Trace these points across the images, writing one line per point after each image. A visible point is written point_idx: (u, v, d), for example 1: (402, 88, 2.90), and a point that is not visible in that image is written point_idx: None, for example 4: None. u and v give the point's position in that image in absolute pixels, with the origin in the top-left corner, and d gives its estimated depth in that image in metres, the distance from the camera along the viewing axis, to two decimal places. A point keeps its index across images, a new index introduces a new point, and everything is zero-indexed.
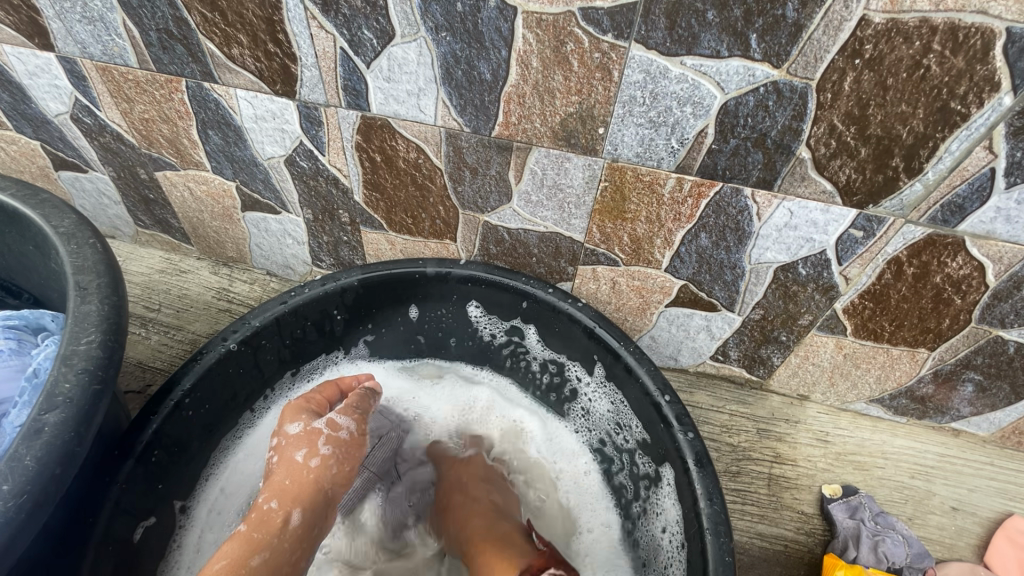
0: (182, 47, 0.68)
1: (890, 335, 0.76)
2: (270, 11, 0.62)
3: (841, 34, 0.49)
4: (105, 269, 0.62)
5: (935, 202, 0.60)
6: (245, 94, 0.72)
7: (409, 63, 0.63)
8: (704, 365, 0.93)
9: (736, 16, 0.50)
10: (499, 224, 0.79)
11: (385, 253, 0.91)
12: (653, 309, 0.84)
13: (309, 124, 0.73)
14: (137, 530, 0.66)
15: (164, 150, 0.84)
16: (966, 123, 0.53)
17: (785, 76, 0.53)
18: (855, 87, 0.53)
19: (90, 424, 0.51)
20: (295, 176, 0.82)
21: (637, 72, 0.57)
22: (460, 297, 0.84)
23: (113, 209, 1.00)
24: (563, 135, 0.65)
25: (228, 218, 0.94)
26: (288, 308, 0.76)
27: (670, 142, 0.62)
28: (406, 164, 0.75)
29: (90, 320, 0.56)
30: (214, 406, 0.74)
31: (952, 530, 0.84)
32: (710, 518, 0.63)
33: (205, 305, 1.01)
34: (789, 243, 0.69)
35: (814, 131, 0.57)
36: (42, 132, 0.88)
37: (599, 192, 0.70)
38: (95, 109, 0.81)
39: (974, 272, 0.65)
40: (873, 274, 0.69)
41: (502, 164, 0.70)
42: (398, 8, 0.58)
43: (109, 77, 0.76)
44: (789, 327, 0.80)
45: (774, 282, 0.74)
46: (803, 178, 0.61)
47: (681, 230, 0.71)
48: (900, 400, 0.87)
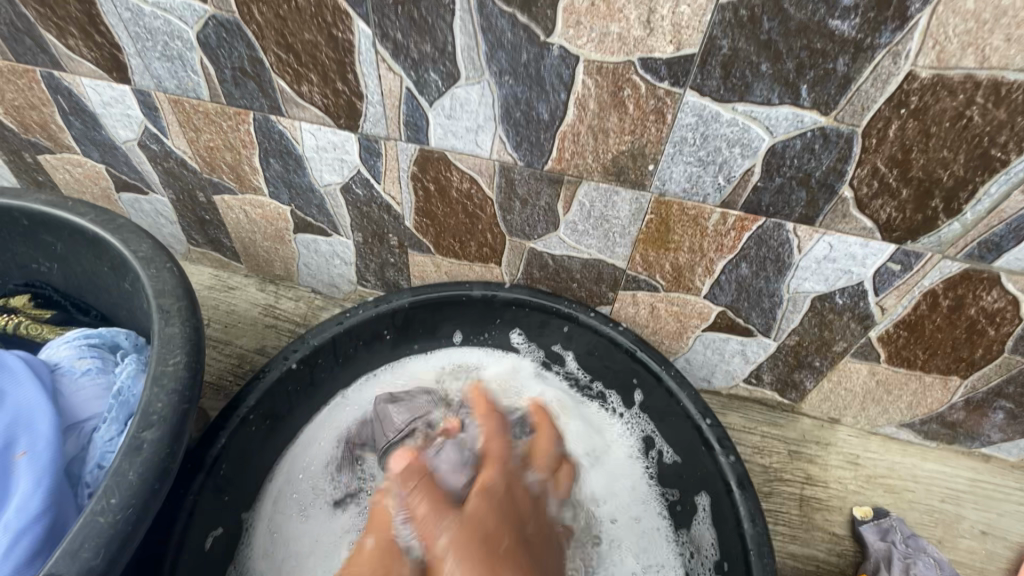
0: (254, 84, 0.73)
1: (923, 363, 0.79)
2: (342, 54, 0.66)
3: (888, 86, 0.53)
4: (183, 292, 0.66)
5: (973, 240, 0.62)
6: (309, 127, 0.76)
7: (470, 103, 0.67)
8: (737, 387, 0.95)
9: (788, 69, 0.54)
10: (544, 250, 0.83)
11: (429, 275, 0.95)
12: (689, 333, 0.87)
13: (368, 155, 0.77)
14: (207, 540, 0.70)
15: (224, 175, 0.89)
16: (1005, 169, 0.56)
17: (832, 123, 0.57)
18: (900, 134, 0.56)
19: (181, 440, 0.55)
20: (349, 202, 0.86)
21: (690, 116, 0.60)
22: (504, 320, 0.88)
23: (168, 228, 1.05)
24: (613, 170, 0.68)
25: (279, 239, 0.98)
26: (343, 328, 0.80)
27: (717, 179, 0.65)
28: (458, 194, 0.79)
29: (176, 342, 0.61)
30: (273, 421, 0.78)
31: (982, 554, 0.86)
32: (755, 539, 0.65)
33: (253, 321, 1.05)
34: (828, 274, 0.72)
35: (858, 172, 0.60)
36: (108, 156, 0.93)
37: (644, 224, 0.73)
38: (163, 137, 0.86)
39: (1009, 305, 0.68)
40: (909, 305, 0.72)
41: (552, 196, 0.74)
42: (465, 53, 0.62)
43: (180, 108, 0.80)
44: (823, 353, 0.83)
45: (811, 310, 0.77)
46: (845, 215, 0.64)
47: (722, 260, 0.74)
48: (931, 425, 0.89)
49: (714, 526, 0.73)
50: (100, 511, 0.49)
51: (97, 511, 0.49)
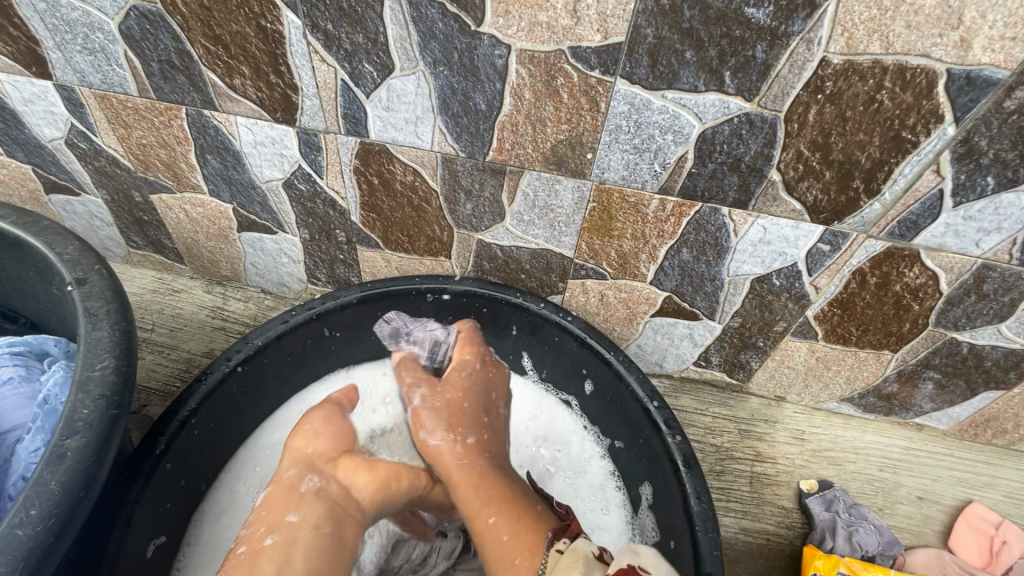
0: (184, 77, 0.71)
1: (857, 339, 0.82)
2: (272, 45, 0.65)
3: (804, 72, 0.55)
4: (113, 294, 0.63)
5: (893, 219, 0.66)
6: (245, 121, 0.75)
7: (407, 94, 0.66)
8: (688, 370, 0.98)
9: (711, 56, 0.55)
10: (492, 241, 0.83)
11: (381, 270, 0.94)
12: (639, 319, 0.89)
13: (308, 149, 0.76)
14: (148, 547, 0.68)
15: (160, 174, 0.86)
16: (916, 150, 0.59)
17: (756, 109, 0.59)
18: (818, 119, 0.58)
19: (108, 447, 0.53)
20: (292, 198, 0.84)
21: (622, 104, 0.61)
22: (455, 312, 0.88)
23: (105, 230, 1.00)
24: (553, 159, 0.69)
25: (224, 238, 0.95)
26: (289, 326, 0.78)
27: (653, 166, 0.67)
28: (403, 187, 0.78)
29: (103, 346, 0.58)
30: (219, 425, 0.76)
31: (918, 518, 0.91)
32: (700, 515, 0.67)
33: (200, 324, 1.02)
34: (764, 256, 0.74)
35: (783, 156, 0.62)
36: (33, 156, 0.89)
37: (588, 212, 0.74)
38: (92, 135, 0.82)
39: (929, 280, 0.72)
40: (840, 284, 0.75)
41: (495, 187, 0.74)
42: (397, 44, 0.61)
43: (108, 104, 0.77)
44: (765, 334, 0.86)
45: (751, 292, 0.80)
46: (775, 198, 0.67)
47: (664, 246, 0.76)
48: (869, 399, 0.93)
49: (660, 507, 0.75)
50: (18, 523, 0.48)
51: (14, 524, 0.48)
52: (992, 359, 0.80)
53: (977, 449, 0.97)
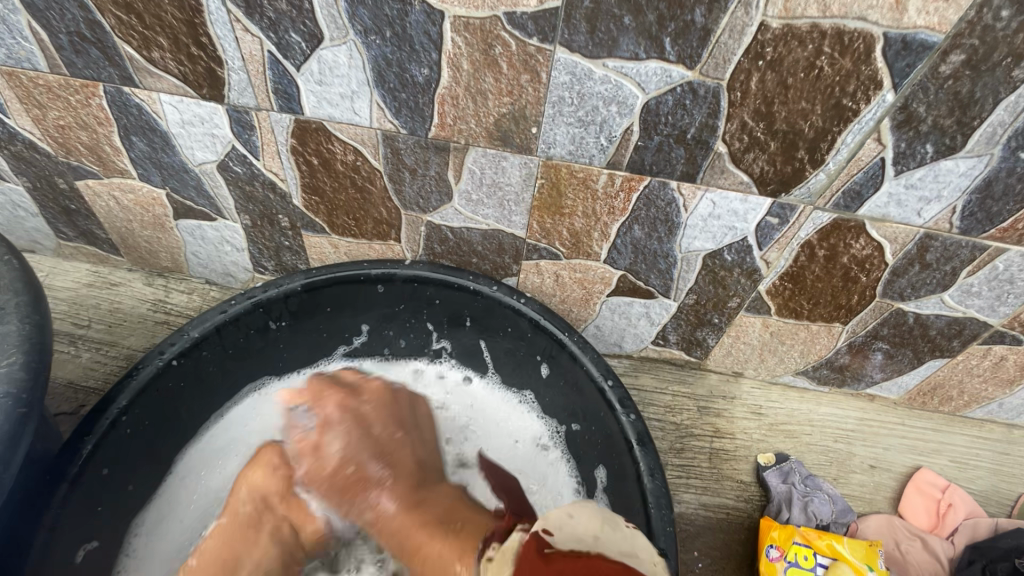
0: (97, 50, 0.66)
1: (809, 312, 0.83)
2: (190, 13, 0.60)
3: (744, 38, 0.53)
4: (24, 285, 0.58)
5: (838, 190, 0.65)
6: (169, 99, 0.70)
7: (340, 66, 0.63)
8: (647, 350, 0.97)
9: (650, 21, 0.54)
10: (442, 223, 0.80)
11: (329, 257, 0.90)
12: (596, 299, 0.88)
13: (241, 128, 0.72)
14: (79, 551, 0.65)
15: (83, 158, 0.80)
16: (857, 118, 0.58)
17: (699, 77, 0.57)
18: (760, 87, 0.57)
19: (15, 450, 0.50)
20: (229, 181, 0.80)
21: (564, 73, 0.59)
22: (407, 298, 0.85)
23: (31, 221, 0.94)
24: (497, 134, 0.67)
25: (160, 226, 0.90)
26: (228, 316, 0.74)
27: (599, 139, 0.65)
28: (344, 167, 0.74)
29: (10, 342, 0.54)
30: (154, 422, 0.72)
31: (871, 486, 0.93)
32: (654, 492, 0.67)
33: (141, 318, 0.97)
34: (715, 231, 0.73)
35: (728, 127, 0.61)
36: None
37: (537, 189, 0.72)
38: (3, 116, 0.76)
39: (875, 252, 0.72)
40: (790, 257, 0.75)
41: (440, 165, 0.71)
42: (324, 11, 0.58)
43: (16, 82, 0.71)
44: (720, 310, 0.86)
45: (704, 268, 0.79)
46: (723, 171, 0.66)
47: (616, 223, 0.75)
48: (822, 371, 0.94)
49: (615, 488, 0.75)
50: None
51: None
52: (937, 328, 0.82)
53: (926, 416, 0.99)
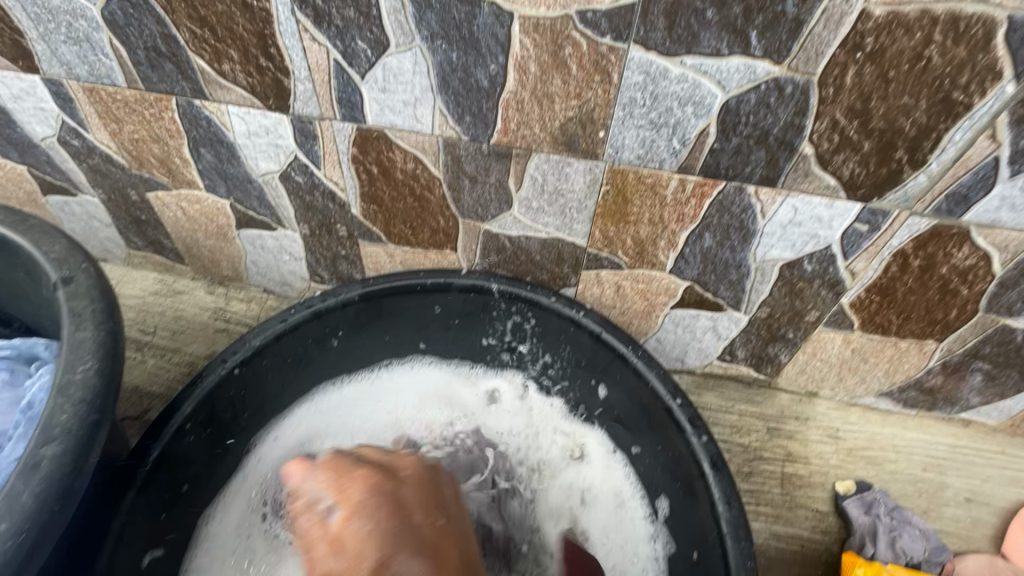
0: (171, 64, 0.67)
1: (897, 328, 0.76)
2: (261, 25, 0.61)
3: (841, 28, 0.49)
4: (100, 293, 0.60)
5: (940, 193, 0.59)
6: (237, 110, 0.71)
7: (404, 73, 0.62)
8: (711, 365, 0.92)
9: (736, 14, 0.50)
10: (500, 231, 0.78)
11: (384, 266, 0.90)
12: (659, 311, 0.83)
13: (304, 138, 0.72)
14: (146, 556, 0.65)
15: (154, 170, 0.83)
16: (968, 113, 0.52)
17: (787, 72, 0.53)
18: (857, 81, 0.52)
19: (89, 455, 0.50)
20: (290, 191, 0.80)
21: (637, 73, 0.56)
22: (463, 309, 0.83)
23: (104, 231, 0.98)
24: (563, 139, 0.64)
25: (223, 236, 0.92)
26: (288, 326, 0.75)
27: (671, 142, 0.61)
28: (403, 175, 0.74)
29: (86, 347, 0.55)
30: (217, 429, 0.72)
31: (967, 522, 0.84)
32: (731, 521, 0.62)
33: (202, 326, 0.99)
34: (794, 240, 0.68)
35: (817, 126, 0.56)
36: (28, 155, 0.86)
37: (601, 196, 0.69)
38: (83, 130, 0.79)
39: (980, 262, 0.65)
40: (879, 268, 0.69)
41: (501, 172, 0.69)
42: (391, 17, 0.57)
43: (97, 97, 0.74)
44: (796, 324, 0.80)
45: (780, 279, 0.74)
46: (807, 174, 0.61)
47: (685, 231, 0.71)
48: (909, 393, 0.86)
49: (680, 517, 0.71)
50: None
51: None
52: None
53: None
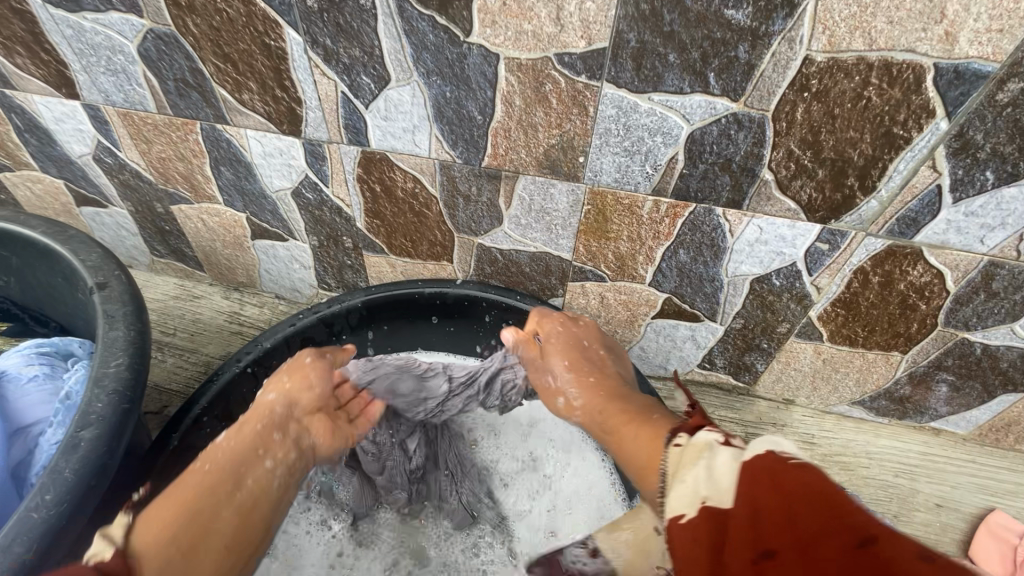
0: (197, 94, 0.75)
1: (864, 340, 0.81)
2: (277, 61, 0.68)
3: (789, 71, 0.55)
4: (130, 297, 0.67)
5: (891, 216, 0.65)
6: (255, 134, 0.78)
7: (404, 104, 0.69)
8: (693, 373, 0.97)
9: (695, 58, 0.56)
10: (492, 245, 0.85)
11: (387, 275, 0.97)
12: (641, 321, 0.89)
13: (314, 159, 0.79)
14: None
15: (179, 185, 0.90)
16: (909, 146, 0.58)
17: (743, 108, 0.59)
18: (807, 116, 0.58)
19: (119, 439, 0.57)
20: (302, 206, 0.88)
21: (610, 107, 0.62)
22: (457, 315, 0.90)
23: (131, 240, 1.06)
24: (547, 163, 0.70)
25: (239, 246, 1.00)
26: (296, 329, 0.82)
27: (644, 167, 0.67)
28: (404, 193, 0.80)
29: (118, 346, 0.62)
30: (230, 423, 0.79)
31: (937, 526, 0.87)
32: None
33: (218, 328, 1.07)
34: (762, 256, 0.74)
35: (774, 155, 0.62)
36: (65, 171, 0.95)
37: (583, 215, 0.75)
38: (116, 150, 0.88)
39: (934, 279, 0.70)
40: (842, 283, 0.74)
41: (492, 191, 0.76)
42: (392, 56, 0.64)
43: (130, 121, 0.82)
44: (769, 335, 0.85)
45: (752, 293, 0.79)
46: (769, 197, 0.67)
47: (661, 247, 0.76)
48: (881, 402, 0.91)
49: None
50: (33, 507, 0.52)
51: (30, 507, 0.52)
52: (1007, 360, 0.77)
53: (998, 454, 0.93)
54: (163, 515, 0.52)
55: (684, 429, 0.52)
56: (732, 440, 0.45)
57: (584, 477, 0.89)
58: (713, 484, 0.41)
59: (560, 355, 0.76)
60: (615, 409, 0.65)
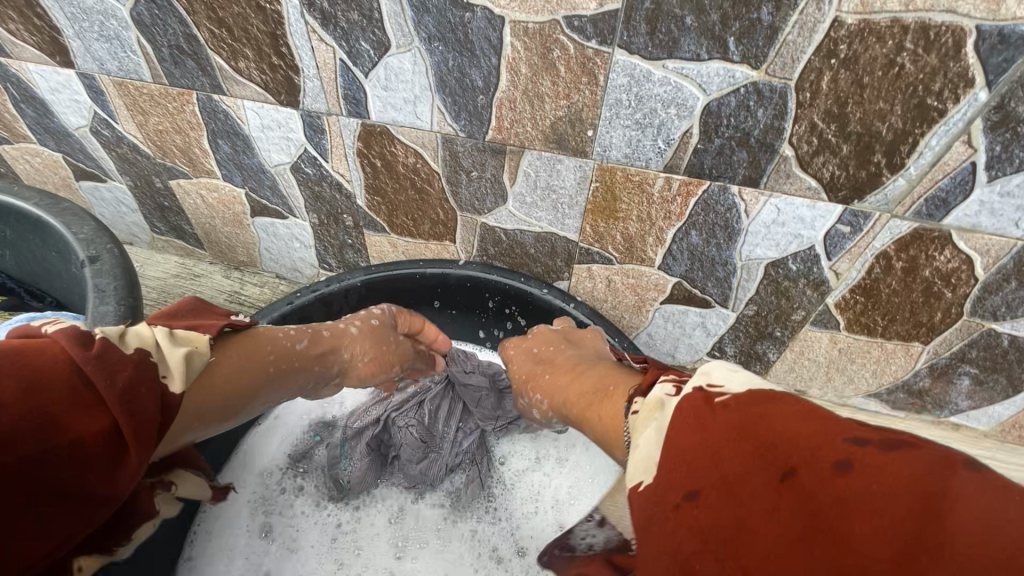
0: (193, 61, 0.72)
1: (883, 330, 0.77)
2: (273, 26, 0.65)
3: (816, 35, 0.51)
4: (122, 272, 0.66)
5: (919, 196, 0.61)
6: (252, 105, 0.76)
7: (405, 72, 0.66)
8: (702, 362, 0.94)
9: (714, 20, 0.52)
10: (496, 225, 0.82)
11: (388, 255, 0.94)
12: (649, 306, 0.86)
13: (313, 132, 0.77)
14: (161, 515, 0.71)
15: (177, 159, 0.88)
16: (943, 119, 0.54)
17: (765, 77, 0.55)
18: (833, 86, 0.54)
19: None
20: (301, 182, 0.85)
21: (622, 75, 0.59)
22: (461, 297, 0.88)
23: (131, 216, 1.04)
24: (554, 137, 0.67)
25: (239, 224, 0.98)
26: (293, 308, 0.80)
27: (657, 142, 0.64)
28: (405, 169, 0.78)
29: (107, 320, 0.60)
30: None
31: None
32: None
33: (218, 308, 1.05)
34: (778, 239, 0.70)
35: (796, 129, 0.59)
36: (63, 144, 0.93)
37: (591, 192, 0.72)
38: (113, 122, 0.86)
39: (963, 265, 0.66)
40: (863, 269, 0.70)
41: (496, 167, 0.73)
42: (392, 20, 0.61)
43: (125, 91, 0.80)
44: (783, 323, 0.81)
45: (766, 278, 0.76)
46: (788, 175, 0.63)
47: (671, 229, 0.73)
48: (898, 395, 0.87)
49: None
50: None
51: None
52: None
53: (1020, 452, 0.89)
54: (217, 372, 0.53)
55: (638, 394, 0.49)
56: (681, 386, 0.45)
57: (586, 471, 0.87)
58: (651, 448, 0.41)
59: (535, 340, 0.76)
60: (586, 387, 0.60)
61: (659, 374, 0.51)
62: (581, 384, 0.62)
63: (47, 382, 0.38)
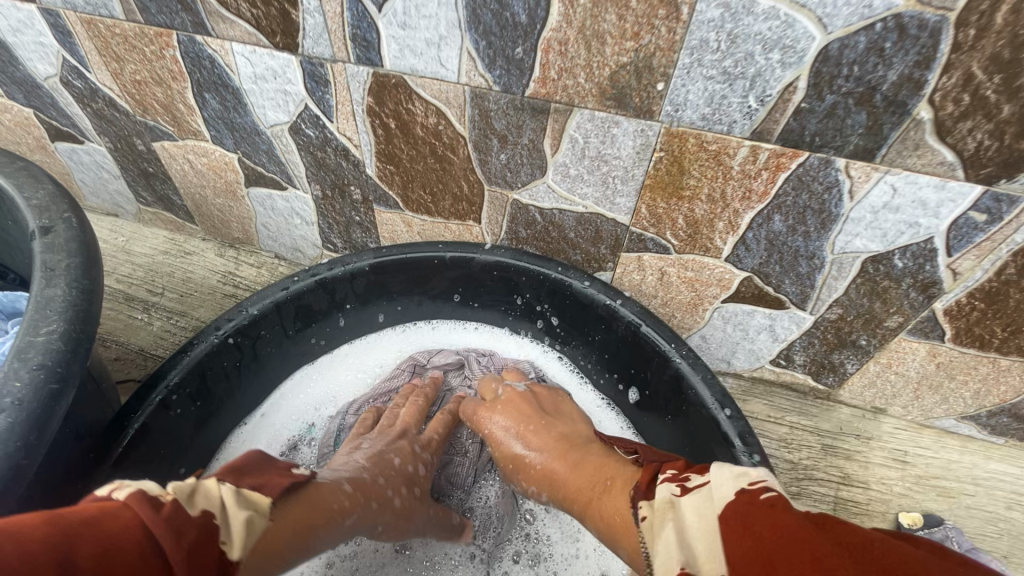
0: None
1: (1000, 343, 0.63)
2: None
3: None
4: (78, 247, 0.53)
5: None
6: (242, 49, 0.63)
7: (428, 4, 0.52)
8: (762, 370, 0.81)
9: None
10: (530, 203, 0.68)
11: (401, 236, 0.81)
12: (707, 304, 0.72)
13: (315, 84, 0.63)
14: None
15: (159, 117, 0.76)
16: None
17: (915, 7, 0.41)
18: (1012, 19, 0.40)
19: (44, 431, 0.44)
20: (301, 146, 0.72)
21: (713, 6, 0.45)
22: (486, 286, 0.75)
23: (114, 184, 0.93)
24: (612, 93, 0.54)
25: (232, 195, 0.85)
26: (289, 295, 0.67)
27: (747, 100, 0.50)
28: (424, 132, 0.64)
29: (53, 307, 0.49)
30: (208, 403, 0.66)
31: None
32: None
33: (211, 289, 0.93)
34: (886, 228, 0.56)
35: (943, 82, 0.45)
36: (32, 97, 0.81)
37: (652, 164, 0.58)
38: (85, 70, 0.73)
39: None
40: (991, 268, 0.56)
41: (536, 131, 0.60)
42: None
43: (95, 31, 0.67)
44: (872, 330, 0.68)
45: (861, 276, 0.62)
46: (917, 146, 0.49)
47: (750, 212, 0.59)
48: (1000, 419, 0.73)
49: None
50: None
51: None
52: None
53: None
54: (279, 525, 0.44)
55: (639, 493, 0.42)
56: (687, 484, 0.40)
57: None
58: (688, 551, 0.35)
59: (511, 415, 0.65)
60: (581, 479, 0.52)
61: (655, 469, 0.45)
62: (575, 471, 0.54)
63: (121, 555, 0.32)
